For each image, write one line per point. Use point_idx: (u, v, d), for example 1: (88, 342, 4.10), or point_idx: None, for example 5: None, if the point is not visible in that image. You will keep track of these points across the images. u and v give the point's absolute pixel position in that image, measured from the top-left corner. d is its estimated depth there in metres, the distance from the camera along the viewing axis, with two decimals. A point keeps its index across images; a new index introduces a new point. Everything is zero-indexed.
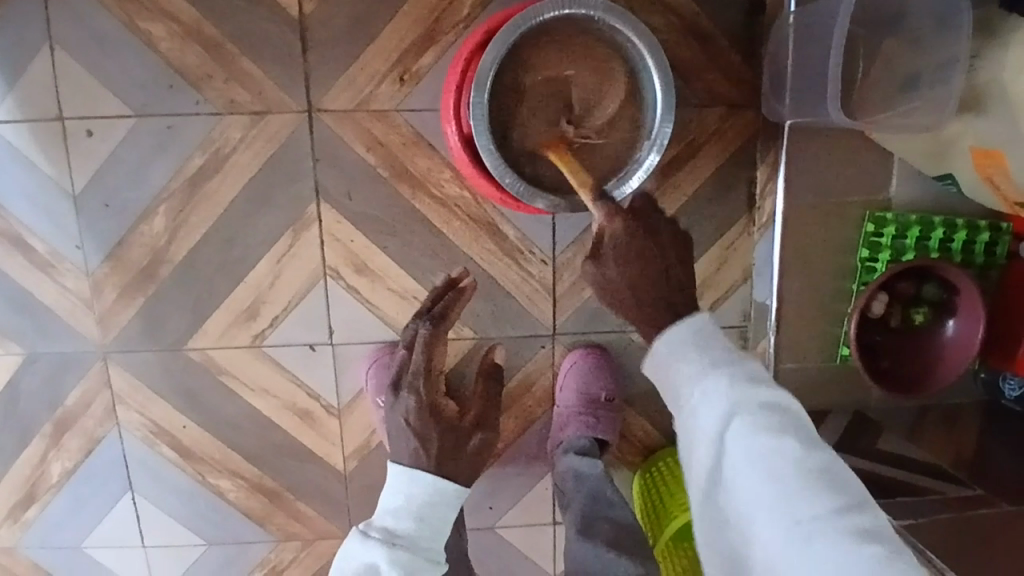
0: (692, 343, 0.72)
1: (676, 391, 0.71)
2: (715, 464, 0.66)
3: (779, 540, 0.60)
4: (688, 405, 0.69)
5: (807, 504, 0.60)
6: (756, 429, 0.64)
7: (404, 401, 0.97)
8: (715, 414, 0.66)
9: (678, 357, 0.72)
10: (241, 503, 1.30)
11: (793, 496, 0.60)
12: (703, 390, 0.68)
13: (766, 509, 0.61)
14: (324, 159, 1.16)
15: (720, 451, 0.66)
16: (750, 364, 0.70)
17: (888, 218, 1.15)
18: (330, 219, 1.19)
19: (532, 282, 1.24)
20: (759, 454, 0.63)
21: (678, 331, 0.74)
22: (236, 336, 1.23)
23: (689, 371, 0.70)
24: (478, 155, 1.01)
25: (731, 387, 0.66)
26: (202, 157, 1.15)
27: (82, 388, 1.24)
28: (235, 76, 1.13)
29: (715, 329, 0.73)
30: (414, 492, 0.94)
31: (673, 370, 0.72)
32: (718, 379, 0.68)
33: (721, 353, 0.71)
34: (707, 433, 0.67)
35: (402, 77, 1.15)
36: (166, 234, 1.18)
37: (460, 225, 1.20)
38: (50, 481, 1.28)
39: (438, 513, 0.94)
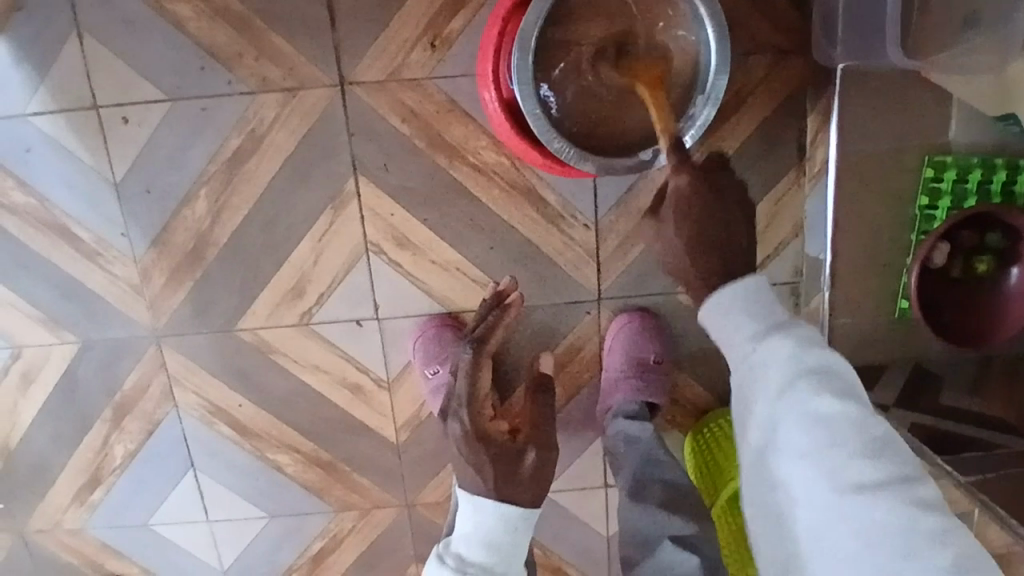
0: (745, 299, 0.72)
1: (732, 348, 0.71)
2: (766, 434, 0.66)
3: (822, 502, 0.60)
4: (750, 364, 0.68)
5: (863, 468, 0.59)
6: (821, 393, 0.63)
7: (452, 427, 0.95)
8: (776, 378, 0.66)
9: (731, 317, 0.72)
10: (299, 477, 1.33)
11: (850, 465, 0.60)
12: (765, 348, 0.68)
13: (813, 479, 0.61)
14: (359, 132, 1.15)
15: (777, 414, 0.65)
16: (801, 329, 0.69)
17: (947, 163, 1.09)
18: (369, 194, 1.17)
19: (576, 247, 1.22)
20: (823, 421, 0.62)
21: (729, 294, 0.73)
22: (285, 315, 1.24)
23: (746, 332, 0.70)
24: (519, 117, 0.98)
25: (792, 353, 0.66)
26: (238, 138, 1.14)
27: (138, 372, 1.27)
28: (266, 53, 1.11)
29: (768, 290, 0.73)
30: (482, 521, 0.94)
31: (732, 325, 0.72)
32: (778, 341, 0.67)
33: (778, 319, 0.70)
34: (774, 397, 0.65)
35: (433, 42, 1.11)
36: (208, 217, 1.18)
37: (499, 192, 1.18)
38: (114, 463, 1.32)
39: (508, 537, 0.94)
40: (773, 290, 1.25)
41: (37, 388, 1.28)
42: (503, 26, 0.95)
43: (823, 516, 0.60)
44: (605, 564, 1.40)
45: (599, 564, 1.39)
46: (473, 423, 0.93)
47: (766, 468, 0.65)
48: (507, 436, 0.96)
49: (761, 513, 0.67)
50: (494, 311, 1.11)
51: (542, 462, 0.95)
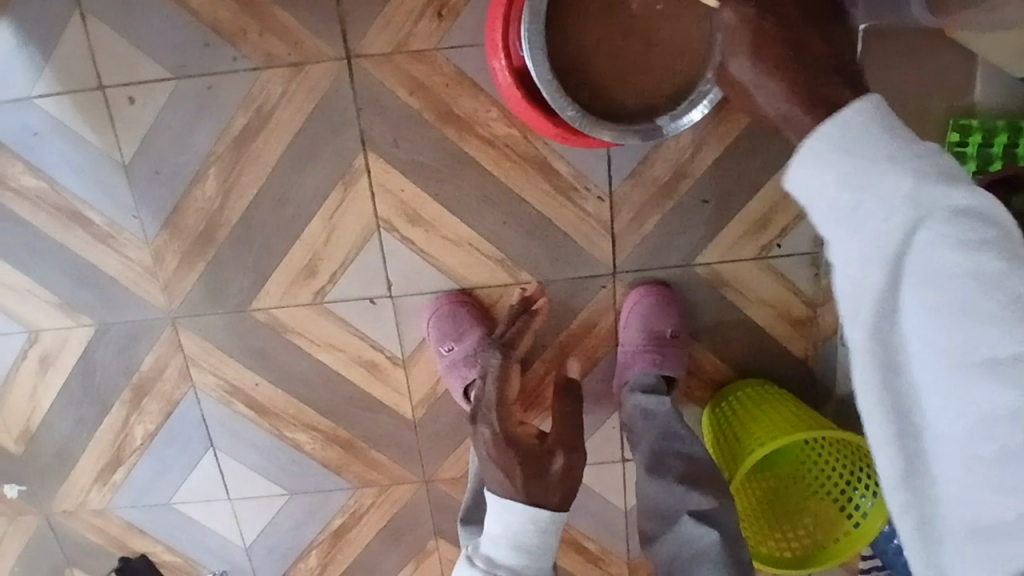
0: (845, 146, 0.52)
1: (829, 216, 0.52)
2: (874, 314, 0.50)
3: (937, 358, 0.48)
4: (848, 218, 0.51)
5: (994, 312, 0.45)
6: (948, 242, 0.47)
7: (482, 432, 1.04)
8: (886, 232, 0.49)
9: (827, 163, 0.52)
10: (318, 454, 1.34)
11: (981, 335, 0.45)
12: (874, 198, 0.49)
13: (930, 348, 0.48)
14: (367, 107, 1.12)
15: (899, 265, 0.49)
16: (942, 160, 0.49)
17: (973, 126, 1.04)
18: (379, 169, 1.16)
19: (590, 220, 1.20)
20: (945, 282, 0.47)
21: (823, 137, 0.53)
22: (298, 295, 1.23)
23: (846, 180, 0.51)
24: (529, 88, 0.96)
25: (916, 189, 0.48)
26: (245, 116, 1.13)
27: (155, 353, 1.27)
28: (270, 27, 1.09)
29: (884, 122, 0.52)
30: (509, 523, 0.97)
31: (829, 184, 0.52)
32: (899, 179, 0.48)
33: (894, 153, 0.50)
34: (846, 262, 0.51)
35: (440, 12, 1.09)
36: (218, 196, 1.17)
37: (511, 165, 1.16)
38: (135, 443, 1.34)
39: (537, 539, 0.97)
40: (793, 260, 1.23)
41: (57, 371, 1.29)
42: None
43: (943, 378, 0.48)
44: (624, 536, 1.40)
45: (618, 536, 1.40)
46: (501, 428, 1.02)
47: (872, 341, 0.50)
48: (535, 439, 1.03)
49: (873, 401, 0.51)
50: (523, 313, 1.21)
51: (569, 467, 1.00)
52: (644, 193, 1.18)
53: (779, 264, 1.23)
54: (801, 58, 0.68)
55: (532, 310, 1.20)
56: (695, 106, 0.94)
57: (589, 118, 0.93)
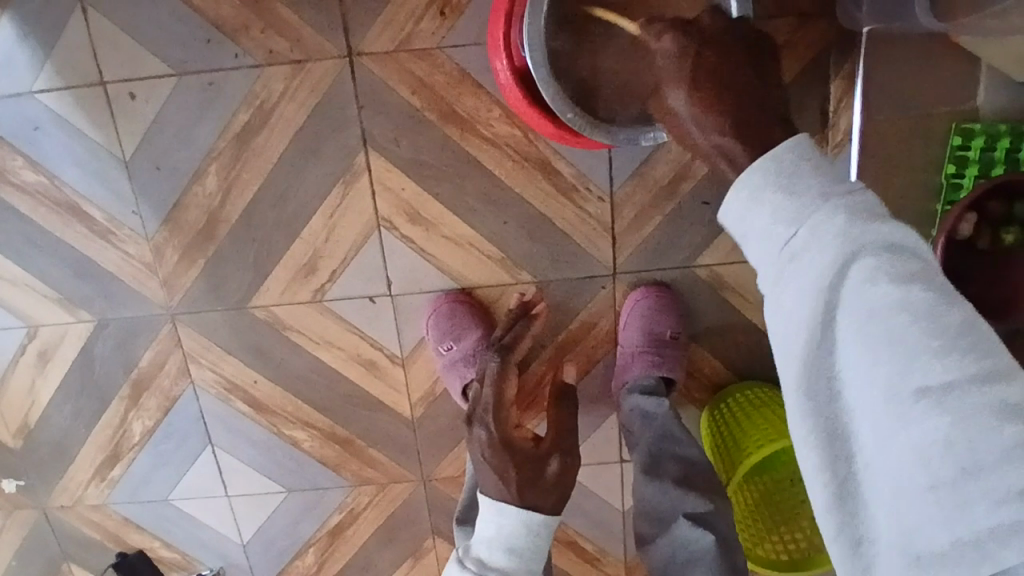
0: (781, 178, 0.52)
1: (765, 247, 0.52)
2: (804, 345, 0.49)
3: (875, 385, 0.46)
4: (785, 252, 0.50)
5: (925, 343, 0.44)
6: (880, 275, 0.46)
7: (478, 435, 1.05)
8: (820, 263, 0.48)
9: (761, 203, 0.52)
10: (316, 452, 1.34)
11: (918, 363, 0.44)
12: (809, 228, 0.49)
13: (863, 377, 0.47)
14: (369, 105, 1.12)
15: (831, 298, 0.48)
16: (866, 195, 0.50)
17: (976, 130, 1.04)
18: (380, 167, 1.15)
19: (591, 221, 1.20)
20: (877, 311, 0.46)
21: (759, 171, 0.54)
22: (298, 292, 1.23)
23: (784, 213, 0.51)
24: (530, 88, 0.96)
25: (847, 224, 0.48)
26: (247, 113, 1.12)
27: (154, 349, 1.27)
28: (272, 24, 1.08)
29: (815, 158, 0.53)
30: (503, 524, 0.97)
31: (768, 214, 0.52)
32: (829, 212, 0.48)
33: (826, 186, 0.50)
34: (782, 291, 0.50)
35: (443, 10, 1.08)
36: (219, 193, 1.17)
37: (512, 165, 1.16)
38: (133, 439, 1.34)
39: (529, 542, 0.98)
40: None
41: (55, 366, 1.29)
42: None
43: (880, 405, 0.46)
44: (621, 537, 1.40)
45: (615, 537, 1.40)
46: (498, 433, 1.03)
47: (809, 372, 0.49)
48: (531, 444, 1.03)
49: (811, 432, 0.50)
50: (522, 320, 1.19)
51: (564, 470, 1.01)
52: (644, 194, 1.18)
53: None
54: (745, 93, 0.66)
55: (531, 317, 1.19)
56: None
57: (589, 120, 0.93)
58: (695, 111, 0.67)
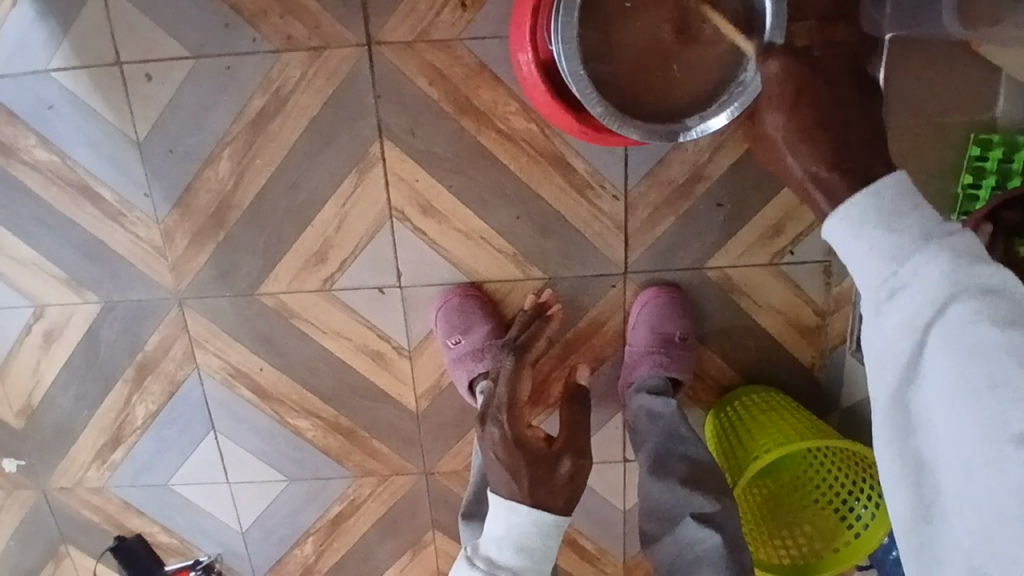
0: (882, 214, 0.55)
1: (866, 280, 0.55)
2: (902, 377, 0.52)
3: (964, 418, 0.49)
4: (884, 288, 0.53)
5: (1019, 386, 0.46)
6: (980, 319, 0.48)
7: (491, 432, 1.03)
8: (921, 302, 0.51)
9: (858, 236, 0.55)
10: (319, 442, 1.34)
11: (1010, 409, 0.46)
12: (910, 266, 0.52)
13: (954, 413, 0.50)
14: (386, 95, 1.12)
15: (924, 335, 0.51)
16: (971, 239, 0.51)
17: (993, 142, 1.04)
18: (394, 159, 1.15)
19: (603, 219, 1.19)
20: (974, 353, 0.48)
21: (859, 206, 0.56)
22: (307, 281, 1.23)
23: (881, 250, 0.53)
24: (554, 81, 0.96)
25: (950, 268, 0.50)
26: (262, 98, 1.12)
27: (160, 334, 1.27)
28: (291, 10, 1.08)
29: (913, 194, 0.55)
30: (514, 522, 0.98)
31: (865, 250, 0.54)
32: (932, 256, 0.51)
33: (932, 226, 0.52)
34: (881, 326, 0.53)
35: (463, 2, 1.08)
36: (231, 178, 1.16)
37: (527, 160, 1.15)
38: (136, 423, 1.33)
39: (539, 542, 0.98)
40: (805, 267, 1.22)
41: (60, 347, 1.28)
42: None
43: (969, 440, 0.48)
44: (622, 537, 1.40)
45: (615, 536, 1.39)
46: (511, 431, 1.02)
47: (899, 399, 0.53)
48: (543, 443, 1.03)
49: (897, 453, 0.54)
50: (537, 320, 1.20)
51: (576, 471, 1.01)
52: (658, 194, 1.18)
53: (789, 271, 1.23)
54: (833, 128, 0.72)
55: (546, 318, 1.20)
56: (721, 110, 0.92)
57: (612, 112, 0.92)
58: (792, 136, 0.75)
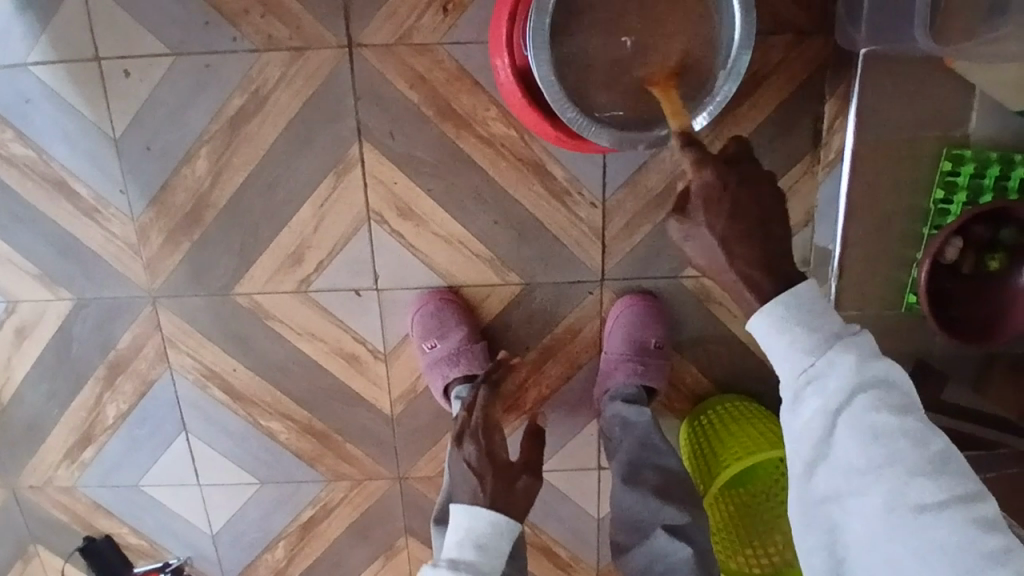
0: (802, 314, 0.67)
1: (784, 368, 0.67)
2: (813, 454, 0.64)
3: (873, 486, 0.60)
4: (804, 376, 0.65)
5: (908, 460, 0.60)
6: (877, 407, 0.62)
7: (466, 450, 1.03)
8: (831, 392, 0.63)
9: (783, 333, 0.67)
10: (292, 445, 1.32)
11: (909, 479, 0.59)
12: (827, 361, 0.64)
13: (864, 484, 0.61)
14: (365, 97, 1.12)
15: (837, 419, 0.63)
16: (863, 338, 0.66)
17: (967, 156, 1.07)
18: (373, 161, 1.15)
19: (581, 226, 1.20)
20: (877, 434, 0.61)
21: (778, 308, 0.68)
22: (283, 282, 1.22)
23: (804, 347, 0.65)
24: (529, 87, 0.96)
25: (854, 364, 0.63)
26: (241, 97, 1.11)
27: (132, 332, 1.25)
28: (273, 10, 1.07)
29: (822, 304, 0.68)
30: (473, 522, 0.93)
31: (789, 348, 0.66)
32: (842, 355, 0.64)
33: (838, 333, 0.66)
34: (799, 411, 0.65)
35: (445, 6, 1.08)
36: (209, 177, 1.16)
37: (506, 165, 1.16)
38: (107, 422, 1.32)
39: (497, 546, 0.92)
40: None
41: (32, 343, 1.27)
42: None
43: (873, 505, 0.60)
44: (595, 545, 1.39)
45: (589, 545, 1.39)
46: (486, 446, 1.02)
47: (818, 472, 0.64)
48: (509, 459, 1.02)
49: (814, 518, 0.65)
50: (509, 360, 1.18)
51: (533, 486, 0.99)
52: (636, 203, 1.19)
53: None
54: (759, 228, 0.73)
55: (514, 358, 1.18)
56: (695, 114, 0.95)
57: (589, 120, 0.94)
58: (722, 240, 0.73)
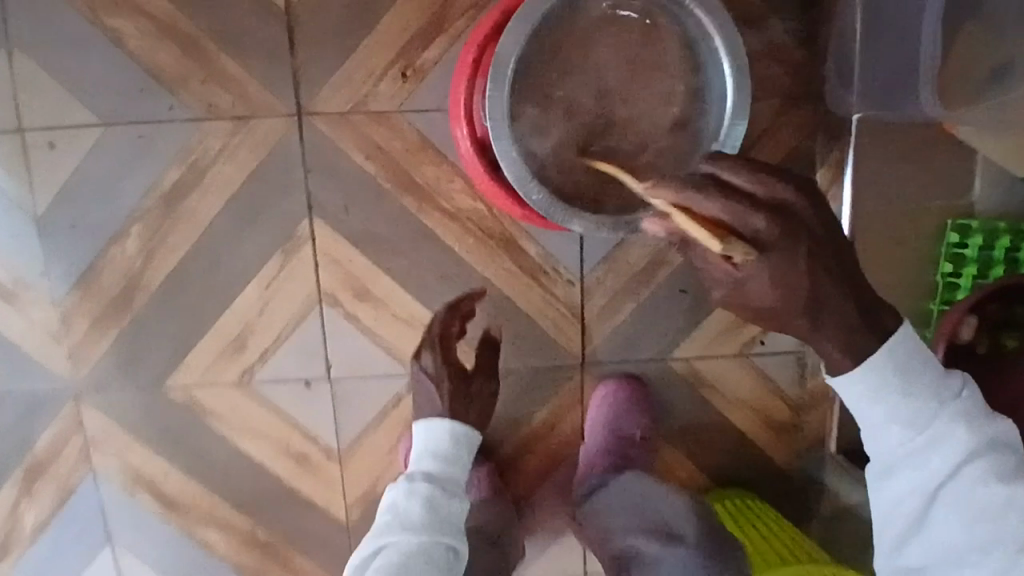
0: (898, 375, 0.56)
1: (883, 451, 0.59)
2: (907, 530, 0.59)
3: (949, 523, 0.58)
4: (902, 447, 0.57)
5: (984, 487, 0.57)
6: (972, 452, 0.57)
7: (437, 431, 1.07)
8: (939, 466, 0.57)
9: (876, 394, 0.56)
10: (234, 558, 1.15)
11: (981, 500, 0.57)
12: (932, 435, 0.57)
13: (944, 522, 0.58)
14: (316, 169, 1.01)
15: (936, 477, 0.57)
16: (973, 397, 0.59)
17: (973, 227, 0.97)
18: (325, 238, 1.04)
19: (557, 306, 1.09)
20: (965, 480, 0.57)
21: (868, 368, 0.56)
22: (223, 372, 1.08)
23: (904, 418, 0.56)
24: (494, 161, 0.87)
25: (957, 426, 0.57)
26: (179, 170, 1.00)
27: (52, 431, 1.10)
28: (215, 78, 0.98)
29: (918, 352, 0.57)
30: (432, 431, 0.86)
31: (888, 415, 0.57)
32: (947, 420, 0.57)
33: (943, 396, 0.57)
34: (890, 479, 0.59)
35: (404, 73, 0.99)
36: (141, 257, 1.04)
37: (474, 241, 1.05)
38: (18, 537, 1.13)
39: (457, 452, 0.85)
40: (776, 360, 1.12)
41: None
42: (478, 56, 0.85)
43: (952, 535, 0.58)
44: None
45: None
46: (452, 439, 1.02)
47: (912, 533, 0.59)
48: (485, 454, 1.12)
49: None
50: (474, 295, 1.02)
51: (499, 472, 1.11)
52: (617, 279, 1.08)
53: (760, 365, 1.12)
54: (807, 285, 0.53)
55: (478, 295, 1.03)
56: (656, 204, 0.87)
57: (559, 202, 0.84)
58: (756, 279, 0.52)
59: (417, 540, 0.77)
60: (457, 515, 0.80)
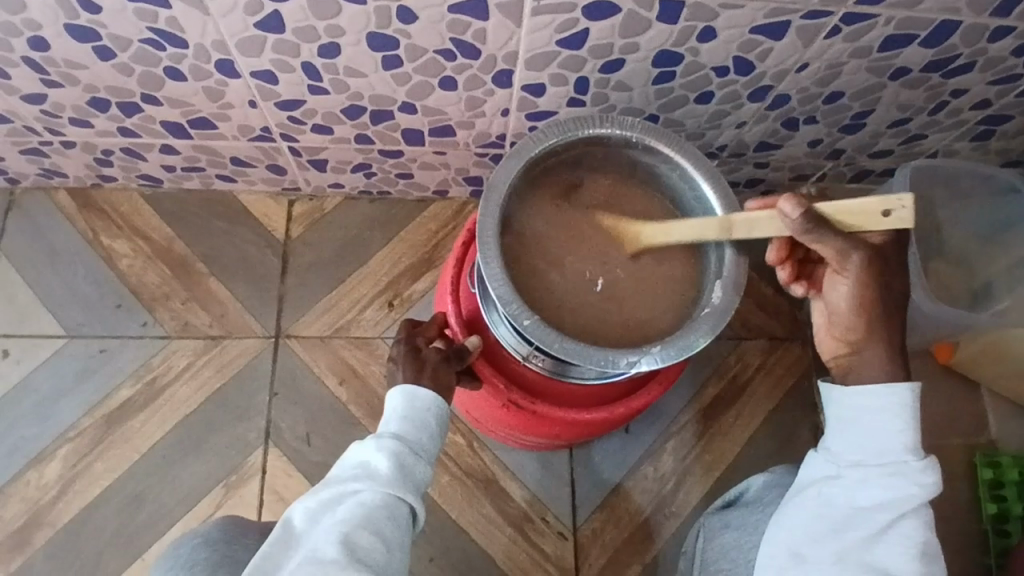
0: (898, 410, 0.59)
1: (841, 399, 0.62)
2: (845, 506, 0.59)
3: (870, 526, 0.58)
4: (887, 438, 0.59)
5: (898, 540, 0.58)
6: (918, 526, 0.58)
7: None
8: (907, 497, 0.58)
9: (882, 405, 0.60)
10: None
11: (886, 541, 0.58)
12: (912, 476, 0.58)
13: (860, 529, 0.58)
14: (284, 392, 0.94)
15: (846, 436, 0.61)
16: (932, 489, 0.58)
17: (1004, 462, 0.91)
18: (277, 470, 0.91)
19: (546, 565, 0.90)
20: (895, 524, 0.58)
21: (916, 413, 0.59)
22: None
23: (876, 408, 0.60)
24: (491, 340, 0.71)
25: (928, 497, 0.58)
26: (131, 388, 0.93)
27: None
28: (198, 298, 0.97)
29: (910, 403, 0.59)
30: (373, 470, 0.57)
31: (860, 396, 0.60)
32: (928, 485, 0.58)
33: (908, 438, 0.59)
34: (837, 423, 0.62)
35: (391, 301, 0.99)
36: (58, 485, 0.89)
37: (449, 480, 0.92)
38: None
39: (392, 517, 0.55)
40: None
41: None
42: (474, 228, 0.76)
43: (859, 536, 0.58)
44: None
45: None
46: (410, 340, 0.67)
47: (819, 462, 0.62)
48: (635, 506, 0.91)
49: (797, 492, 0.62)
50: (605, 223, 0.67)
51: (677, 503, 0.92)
52: (617, 533, 0.91)
53: None
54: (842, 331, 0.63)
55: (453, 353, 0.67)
56: (629, 364, 0.60)
57: (553, 333, 0.60)
58: (853, 276, 0.59)
59: (384, 499, 0.55)
60: (424, 480, 0.59)
